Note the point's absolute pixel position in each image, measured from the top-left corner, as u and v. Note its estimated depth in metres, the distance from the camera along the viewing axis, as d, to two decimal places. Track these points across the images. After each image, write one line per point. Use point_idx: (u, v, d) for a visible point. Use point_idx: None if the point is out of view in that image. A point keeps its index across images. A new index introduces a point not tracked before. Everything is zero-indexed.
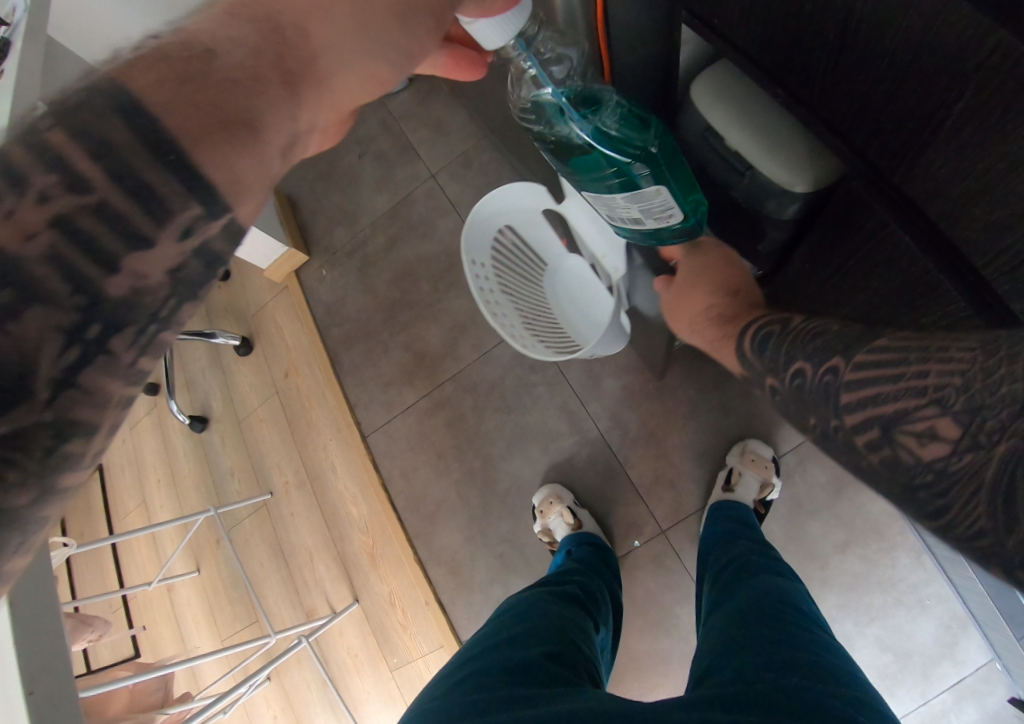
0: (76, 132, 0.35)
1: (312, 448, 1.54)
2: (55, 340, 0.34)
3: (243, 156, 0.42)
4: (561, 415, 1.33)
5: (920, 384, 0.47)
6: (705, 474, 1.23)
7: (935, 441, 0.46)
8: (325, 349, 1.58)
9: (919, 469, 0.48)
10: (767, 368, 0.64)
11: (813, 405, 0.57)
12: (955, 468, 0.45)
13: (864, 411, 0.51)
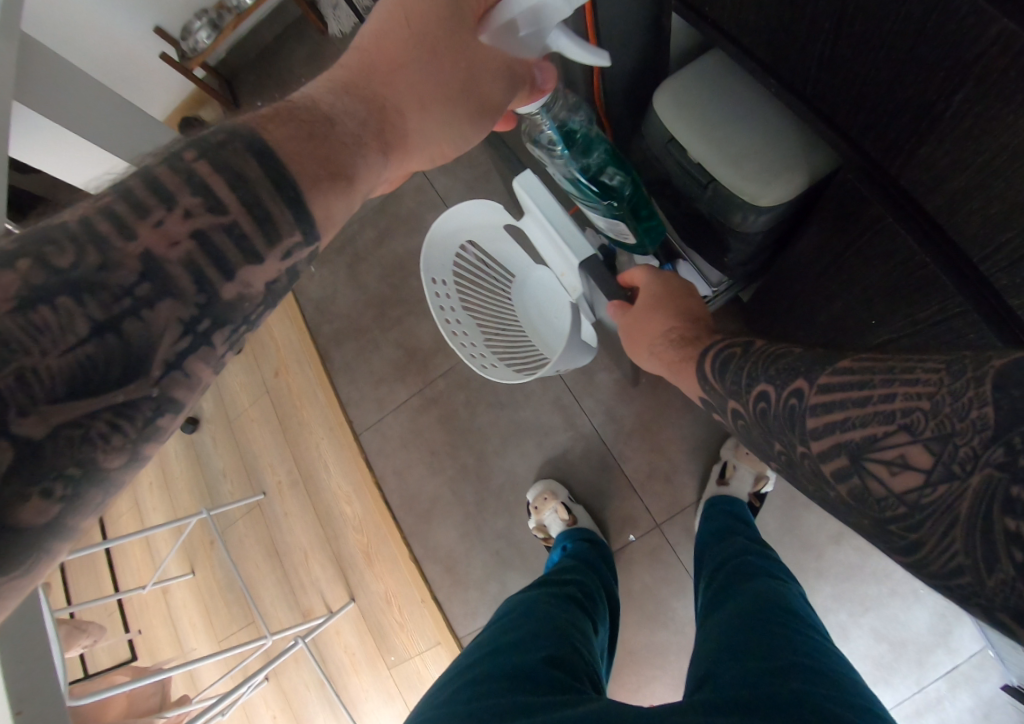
0: (220, 168, 0.51)
1: (304, 447, 1.53)
2: (175, 328, 0.47)
3: (340, 198, 0.58)
4: (554, 410, 1.32)
5: (891, 411, 0.48)
6: (699, 467, 1.23)
7: (907, 469, 0.48)
8: (315, 347, 1.56)
9: (890, 501, 0.48)
10: (733, 394, 0.67)
11: (779, 429, 0.60)
12: (928, 500, 0.45)
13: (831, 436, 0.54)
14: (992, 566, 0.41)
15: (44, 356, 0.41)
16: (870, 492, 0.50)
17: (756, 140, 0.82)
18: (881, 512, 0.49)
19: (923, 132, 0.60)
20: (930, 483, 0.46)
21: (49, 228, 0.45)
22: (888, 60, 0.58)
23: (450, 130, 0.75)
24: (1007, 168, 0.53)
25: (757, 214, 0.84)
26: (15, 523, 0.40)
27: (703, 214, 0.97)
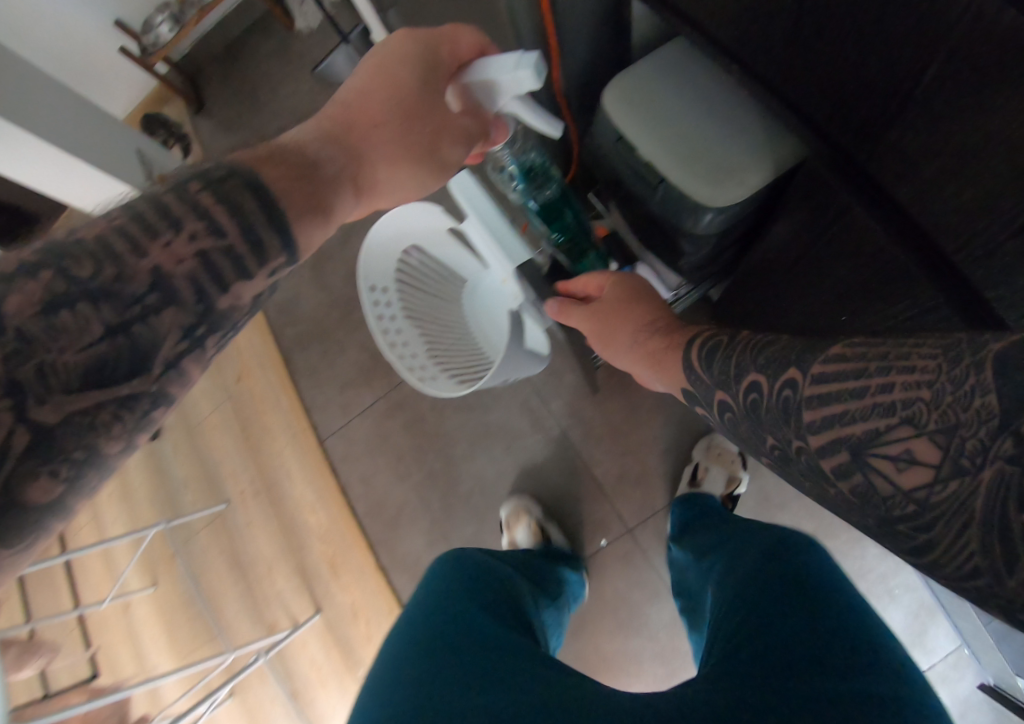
0: (220, 198, 0.51)
1: (267, 455, 1.47)
2: (176, 332, 0.47)
3: (317, 225, 0.58)
4: (522, 413, 1.28)
5: (891, 404, 0.46)
6: (671, 469, 1.20)
7: (917, 462, 0.45)
8: (278, 350, 1.50)
9: (900, 497, 0.46)
10: (724, 385, 0.64)
11: (775, 422, 0.56)
12: (936, 495, 0.44)
13: (834, 429, 0.51)
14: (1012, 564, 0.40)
15: (60, 353, 0.42)
16: (874, 491, 0.47)
17: (710, 145, 0.78)
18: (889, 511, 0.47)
19: (894, 115, 0.58)
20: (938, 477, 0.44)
21: (64, 242, 0.45)
22: (868, 49, 0.56)
23: (416, 186, 0.74)
24: (983, 151, 0.50)
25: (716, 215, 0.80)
26: (22, 503, 0.41)
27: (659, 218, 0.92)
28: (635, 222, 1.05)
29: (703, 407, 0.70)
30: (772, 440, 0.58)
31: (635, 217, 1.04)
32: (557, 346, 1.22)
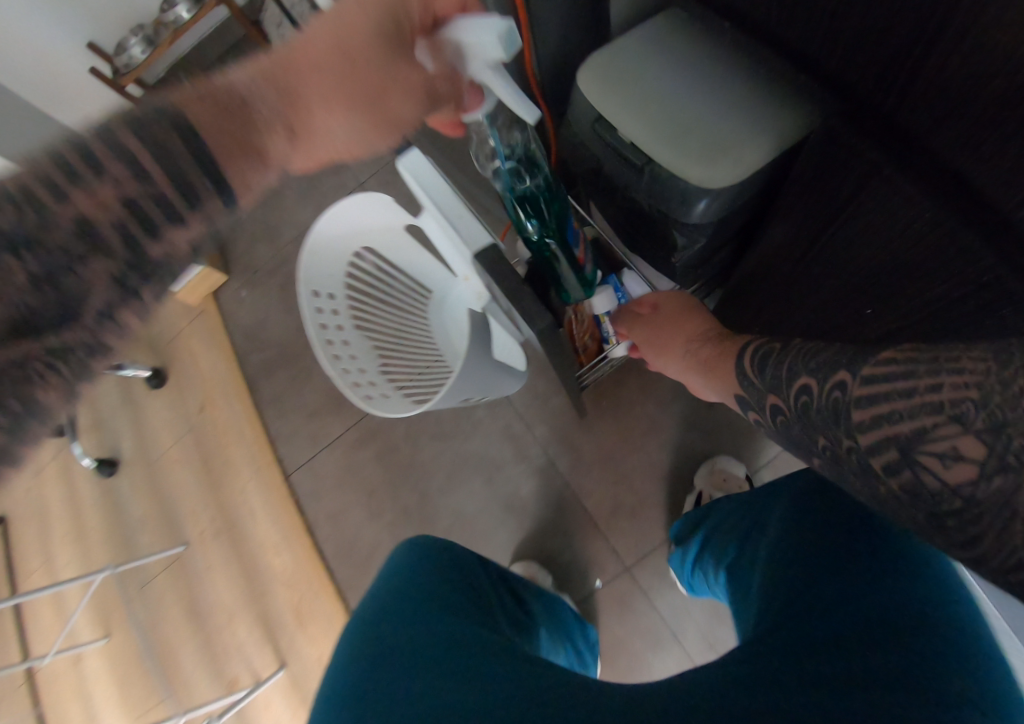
0: (131, 129, 0.38)
1: (230, 491, 1.34)
2: (108, 283, 0.37)
3: (252, 167, 0.45)
4: (505, 440, 1.16)
5: (939, 399, 0.39)
6: (669, 499, 1.09)
7: (968, 462, 0.38)
8: (244, 377, 1.39)
9: (947, 497, 0.39)
10: (771, 386, 0.55)
11: (816, 426, 0.48)
12: (984, 495, 0.37)
13: (880, 431, 0.42)
14: None
15: None
16: (925, 493, 0.40)
17: (706, 123, 0.67)
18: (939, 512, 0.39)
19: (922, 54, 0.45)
20: (984, 476, 0.37)
21: None
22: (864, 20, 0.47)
23: (362, 140, 0.54)
24: None
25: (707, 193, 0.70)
26: None
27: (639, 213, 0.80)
28: (622, 218, 0.93)
29: (755, 414, 0.61)
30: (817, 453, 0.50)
31: (620, 215, 0.93)
32: (541, 365, 1.12)
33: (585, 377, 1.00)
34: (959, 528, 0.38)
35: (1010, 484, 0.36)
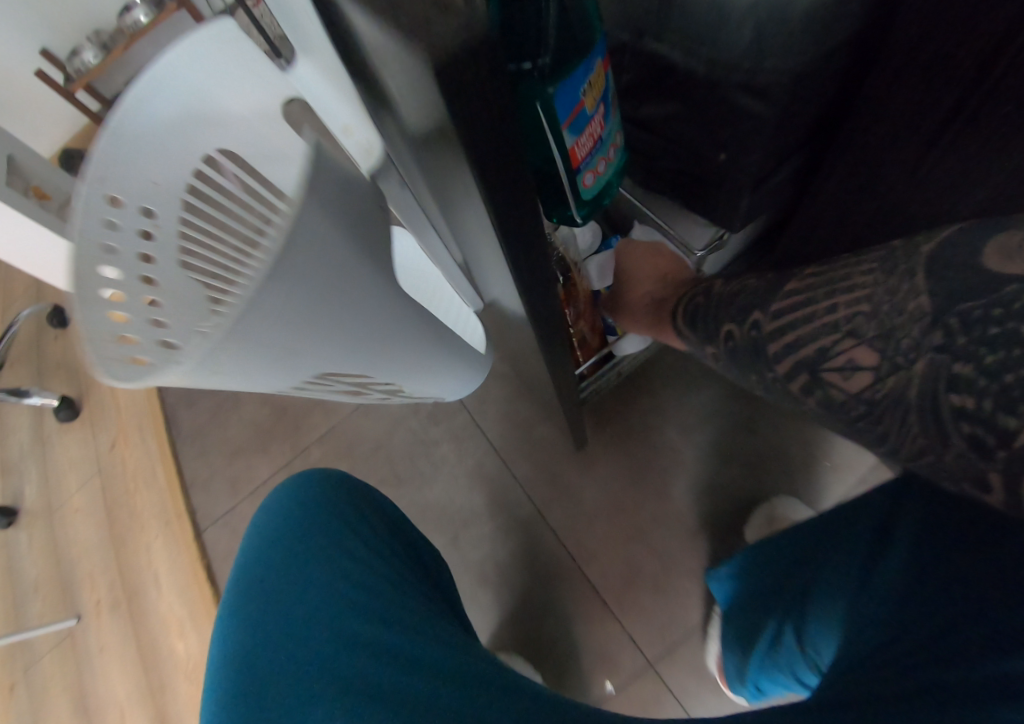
0: None
1: (133, 552, 1.05)
2: None
3: None
4: (477, 484, 0.86)
5: (831, 318, 0.37)
6: (704, 561, 0.78)
7: (865, 369, 0.35)
8: (160, 406, 1.10)
9: (850, 406, 0.36)
10: (705, 336, 0.48)
11: (742, 365, 0.44)
12: (879, 398, 0.34)
13: (791, 353, 0.39)
14: (947, 439, 0.31)
15: None
16: (834, 403, 0.37)
17: None
18: (848, 417, 0.36)
19: None
20: (880, 379, 0.34)
21: None
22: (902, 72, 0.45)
23: None
24: None
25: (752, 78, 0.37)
26: None
27: (679, 124, 0.43)
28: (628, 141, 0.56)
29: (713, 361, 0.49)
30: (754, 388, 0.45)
31: None
32: (522, 383, 0.84)
33: (586, 389, 0.70)
34: (869, 426, 0.35)
35: (902, 379, 0.33)
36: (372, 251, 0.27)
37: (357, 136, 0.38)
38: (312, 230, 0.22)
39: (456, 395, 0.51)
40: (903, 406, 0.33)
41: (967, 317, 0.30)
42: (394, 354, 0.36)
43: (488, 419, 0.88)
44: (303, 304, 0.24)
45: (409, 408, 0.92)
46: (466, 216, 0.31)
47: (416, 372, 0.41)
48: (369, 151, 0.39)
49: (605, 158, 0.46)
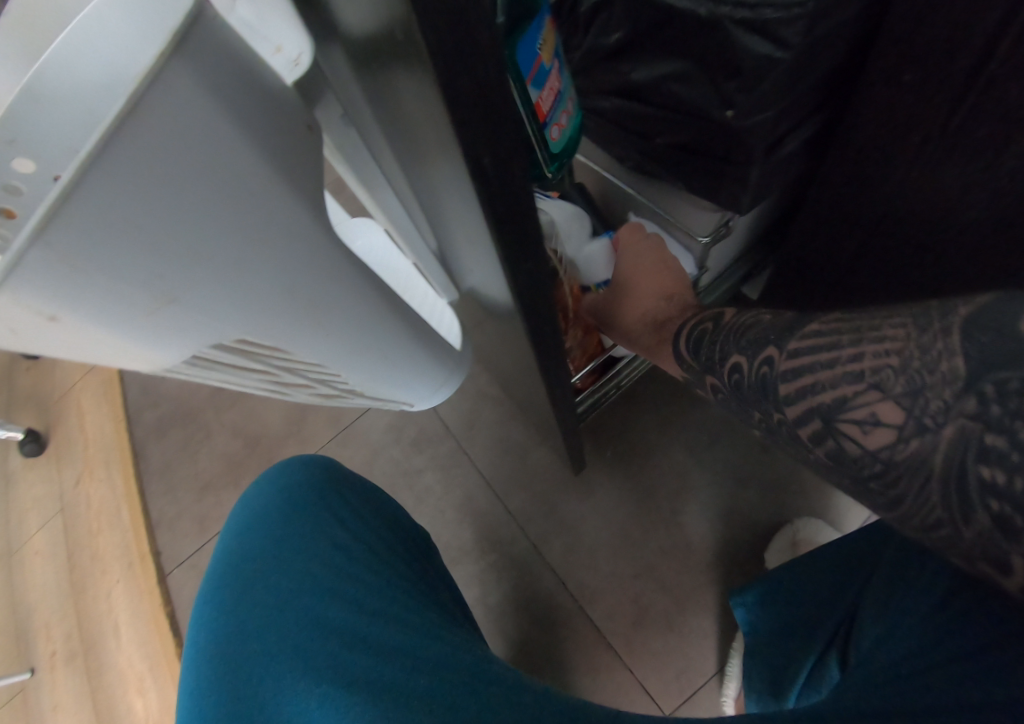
0: None
1: (92, 599, 0.96)
2: None
3: None
4: (465, 518, 0.78)
5: (855, 366, 0.29)
6: (721, 599, 0.70)
7: (890, 427, 0.28)
8: (129, 440, 1.01)
9: (867, 466, 0.29)
10: (703, 360, 0.41)
11: (744, 401, 0.36)
12: (902, 462, 0.27)
13: (803, 399, 0.31)
14: (969, 513, 0.25)
15: None
16: (845, 458, 0.30)
17: None
18: (857, 475, 0.30)
19: None
20: (905, 440, 0.27)
21: None
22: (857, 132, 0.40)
23: None
24: None
25: (758, 18, 0.30)
26: None
27: (681, 87, 0.37)
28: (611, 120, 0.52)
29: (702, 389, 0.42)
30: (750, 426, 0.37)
31: None
32: (514, 406, 0.77)
33: (584, 408, 0.63)
34: (883, 491, 0.29)
35: (929, 443, 0.26)
36: (278, 164, 0.22)
37: (280, 45, 0.24)
38: (175, 106, 0.17)
39: (427, 403, 0.44)
40: (929, 474, 0.26)
41: (1007, 384, 0.24)
42: (328, 328, 0.31)
43: (477, 445, 0.81)
44: (175, 219, 0.20)
45: (392, 435, 0.85)
46: (431, 161, 0.26)
47: (368, 365, 0.35)
48: (300, 63, 0.25)
49: (568, 114, 0.41)
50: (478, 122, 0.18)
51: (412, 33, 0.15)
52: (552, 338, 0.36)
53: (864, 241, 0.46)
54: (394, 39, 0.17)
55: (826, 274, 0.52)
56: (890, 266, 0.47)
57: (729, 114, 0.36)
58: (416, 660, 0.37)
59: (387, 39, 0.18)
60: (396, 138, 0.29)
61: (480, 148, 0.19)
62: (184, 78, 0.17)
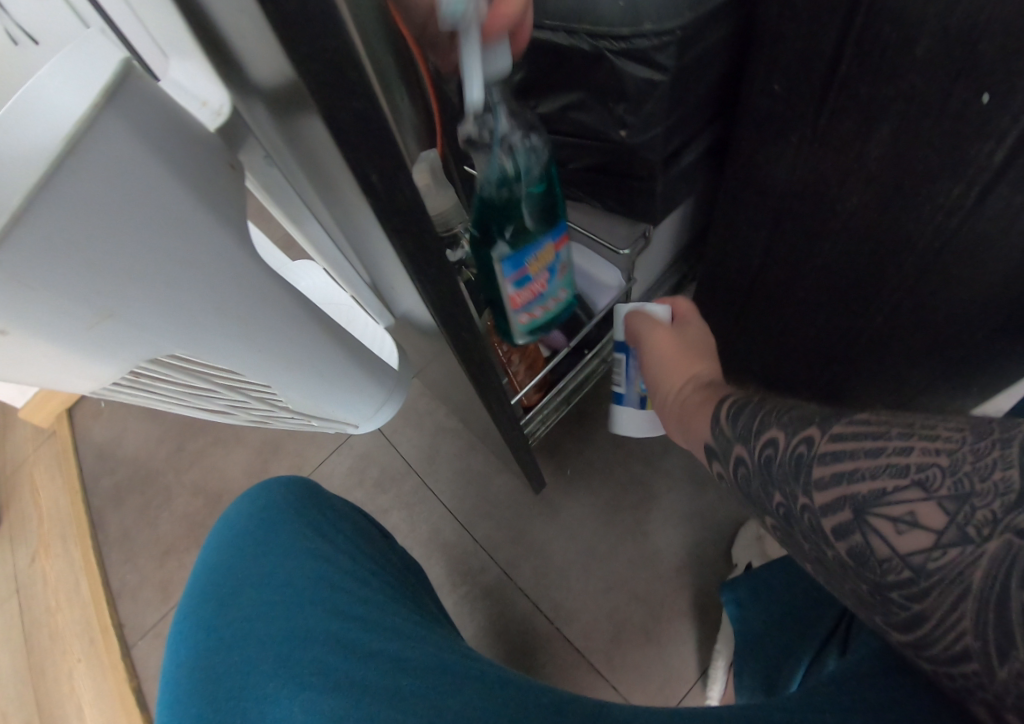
0: None
1: (52, 684, 0.90)
2: None
3: None
4: (436, 552, 0.77)
5: (899, 460, 0.26)
6: (696, 605, 0.70)
7: (927, 532, 0.24)
8: (85, 510, 0.97)
9: (894, 572, 0.25)
10: (739, 430, 0.35)
11: (768, 480, 0.32)
12: (937, 573, 0.24)
13: (839, 489, 0.27)
14: (1008, 648, 0.22)
15: None
16: (868, 562, 0.26)
17: None
18: (877, 583, 0.26)
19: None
20: (942, 549, 0.24)
21: None
22: (759, 146, 0.43)
23: None
24: None
25: (634, 47, 0.34)
26: None
27: (580, 115, 0.41)
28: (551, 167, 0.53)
29: (721, 465, 0.37)
30: (764, 513, 0.33)
31: None
32: (473, 435, 0.77)
33: (537, 428, 0.64)
34: (905, 605, 0.25)
35: (970, 555, 0.23)
36: (222, 208, 0.23)
37: (204, 98, 0.25)
38: (115, 151, 0.18)
39: (372, 423, 0.44)
40: (964, 593, 0.23)
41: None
42: (283, 358, 0.30)
43: (442, 477, 0.81)
44: (122, 249, 0.20)
45: (354, 477, 0.84)
46: (342, 199, 0.26)
47: (318, 388, 0.35)
48: (224, 114, 0.25)
49: (546, 306, 0.50)
50: (364, 144, 0.19)
51: (299, 87, 0.18)
52: (478, 356, 0.37)
53: (773, 237, 0.49)
54: (291, 95, 0.20)
55: (746, 271, 0.55)
56: (796, 265, 0.49)
57: (623, 133, 0.39)
58: (406, 667, 0.37)
59: (285, 98, 0.21)
60: (304, 185, 0.28)
61: (367, 166, 0.20)
62: (122, 125, 0.18)
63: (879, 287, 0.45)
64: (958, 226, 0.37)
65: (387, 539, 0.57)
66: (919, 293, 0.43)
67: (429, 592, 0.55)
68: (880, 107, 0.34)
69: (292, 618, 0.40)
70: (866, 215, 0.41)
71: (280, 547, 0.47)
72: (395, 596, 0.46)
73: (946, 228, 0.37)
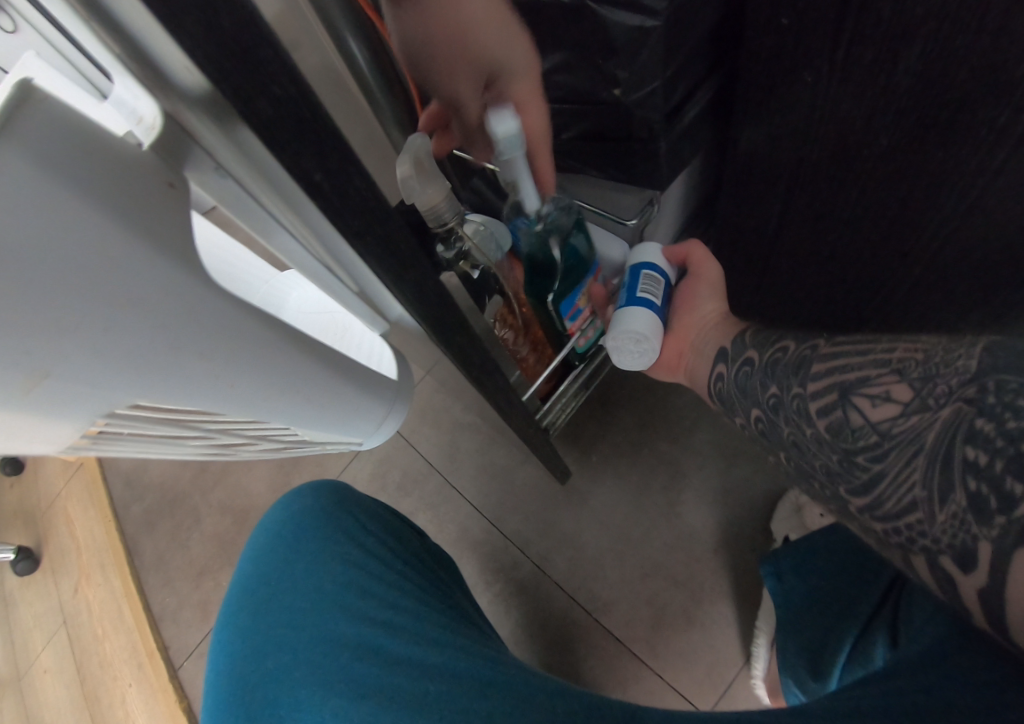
0: None
1: (108, 710, 0.92)
2: None
3: None
4: (465, 551, 0.75)
5: (883, 355, 0.29)
6: (737, 585, 0.67)
7: (896, 405, 0.27)
8: (119, 539, 0.97)
9: (857, 440, 0.28)
10: (756, 337, 0.38)
11: (769, 376, 0.35)
12: (899, 432, 0.27)
13: (825, 376, 0.31)
14: (943, 497, 0.24)
15: None
16: (844, 430, 0.29)
17: None
18: (848, 451, 0.29)
19: None
20: (907, 415, 0.26)
21: None
22: (767, 88, 0.39)
23: None
24: None
25: None
26: None
27: (566, 78, 0.38)
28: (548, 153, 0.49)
29: (723, 366, 0.40)
30: (754, 406, 0.37)
31: None
32: (491, 430, 0.75)
33: (557, 418, 0.61)
34: (868, 466, 0.28)
35: (927, 420, 0.26)
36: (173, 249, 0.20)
37: (138, 111, 0.20)
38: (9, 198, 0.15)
39: (375, 439, 0.42)
40: (918, 449, 0.26)
41: (1008, 383, 0.23)
42: (264, 391, 0.28)
43: (465, 474, 0.79)
44: (41, 304, 0.17)
45: (377, 482, 0.82)
46: (302, 206, 0.22)
47: (307, 413, 0.32)
48: (155, 127, 0.20)
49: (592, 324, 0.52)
50: (293, 138, 0.18)
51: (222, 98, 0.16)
52: (473, 352, 0.35)
53: (789, 190, 0.45)
54: (215, 102, 0.17)
55: (762, 227, 0.51)
56: (818, 219, 0.46)
57: (616, 92, 0.36)
58: (417, 668, 0.36)
59: (203, 99, 0.18)
60: (271, 197, 0.23)
61: (309, 161, 0.19)
62: (25, 171, 0.16)
63: (912, 232, 0.41)
64: (1005, 159, 0.33)
65: (421, 534, 0.54)
66: (955, 235, 0.40)
67: (460, 587, 0.53)
68: (910, 28, 0.30)
69: (314, 625, 0.40)
70: (896, 154, 0.37)
71: (307, 556, 0.45)
72: (424, 598, 0.43)
73: (995, 163, 0.34)
